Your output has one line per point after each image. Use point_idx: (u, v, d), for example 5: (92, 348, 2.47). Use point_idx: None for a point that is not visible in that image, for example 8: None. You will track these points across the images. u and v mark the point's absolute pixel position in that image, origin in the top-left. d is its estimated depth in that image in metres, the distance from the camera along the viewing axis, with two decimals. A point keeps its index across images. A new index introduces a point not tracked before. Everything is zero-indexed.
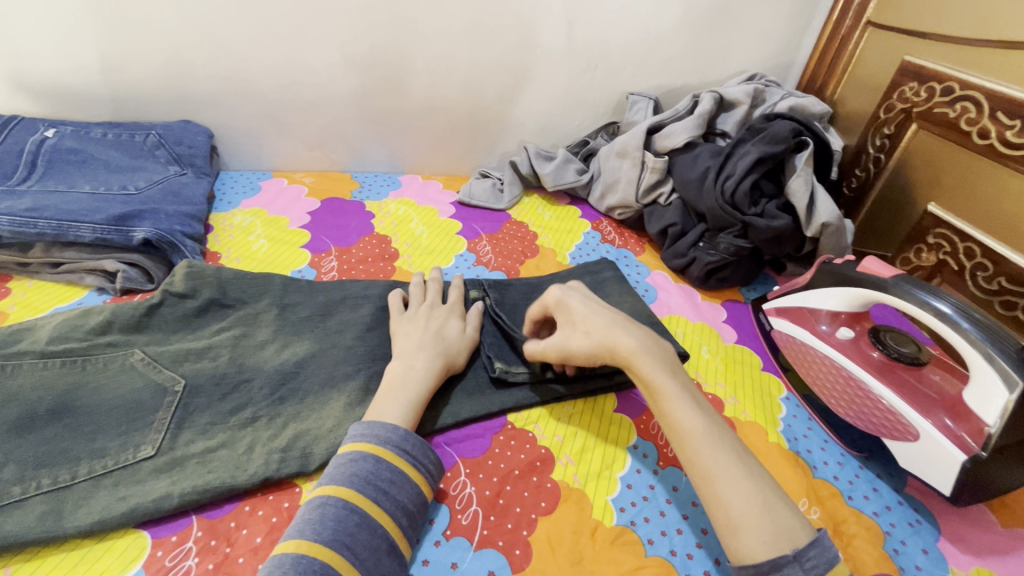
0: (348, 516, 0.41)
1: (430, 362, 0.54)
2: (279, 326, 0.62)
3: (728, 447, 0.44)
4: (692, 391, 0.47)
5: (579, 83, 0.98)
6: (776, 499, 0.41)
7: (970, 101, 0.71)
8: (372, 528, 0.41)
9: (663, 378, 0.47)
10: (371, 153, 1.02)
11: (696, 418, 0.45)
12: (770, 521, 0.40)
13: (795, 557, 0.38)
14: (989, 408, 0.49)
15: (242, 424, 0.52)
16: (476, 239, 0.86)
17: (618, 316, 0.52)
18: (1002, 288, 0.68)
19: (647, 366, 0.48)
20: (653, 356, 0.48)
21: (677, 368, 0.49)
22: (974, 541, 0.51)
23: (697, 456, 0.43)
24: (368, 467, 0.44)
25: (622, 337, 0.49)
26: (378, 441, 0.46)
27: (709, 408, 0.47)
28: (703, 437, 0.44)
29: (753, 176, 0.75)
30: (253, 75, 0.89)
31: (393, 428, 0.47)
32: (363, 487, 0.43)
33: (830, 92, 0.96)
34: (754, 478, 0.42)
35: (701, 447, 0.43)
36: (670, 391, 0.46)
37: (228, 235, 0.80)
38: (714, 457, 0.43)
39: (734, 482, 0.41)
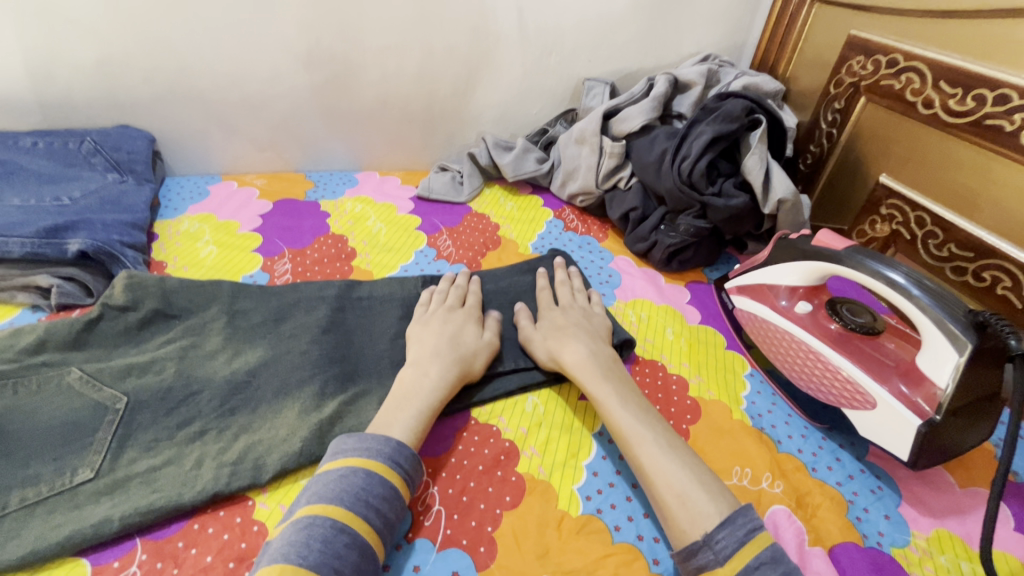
0: (336, 536, 0.38)
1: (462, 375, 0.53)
2: (229, 333, 0.59)
3: (652, 443, 0.47)
4: (626, 396, 0.52)
5: (535, 71, 0.97)
6: (696, 488, 0.43)
7: (914, 72, 0.72)
8: (361, 550, 0.39)
9: (597, 387, 0.52)
10: (327, 152, 0.99)
11: (627, 418, 0.49)
12: (686, 509, 0.42)
13: (705, 540, 0.40)
14: (942, 371, 0.49)
15: (189, 439, 0.50)
16: (436, 234, 0.84)
17: (575, 329, 0.59)
18: (953, 254, 0.69)
19: (585, 376, 0.54)
20: (591, 367, 0.54)
21: (617, 375, 0.54)
22: (934, 504, 0.52)
23: (627, 454, 0.47)
24: (358, 482, 0.42)
25: (567, 350, 0.57)
26: (369, 454, 0.44)
27: (642, 408, 0.50)
28: (629, 435, 0.48)
29: (709, 156, 0.75)
30: (196, 76, 0.85)
31: (387, 439, 0.46)
32: (354, 505, 0.41)
33: (782, 70, 0.97)
34: (677, 468, 0.45)
35: (629, 445, 0.47)
36: (603, 398, 0.51)
37: (174, 243, 0.77)
38: (639, 454, 0.46)
39: (655, 475, 0.45)
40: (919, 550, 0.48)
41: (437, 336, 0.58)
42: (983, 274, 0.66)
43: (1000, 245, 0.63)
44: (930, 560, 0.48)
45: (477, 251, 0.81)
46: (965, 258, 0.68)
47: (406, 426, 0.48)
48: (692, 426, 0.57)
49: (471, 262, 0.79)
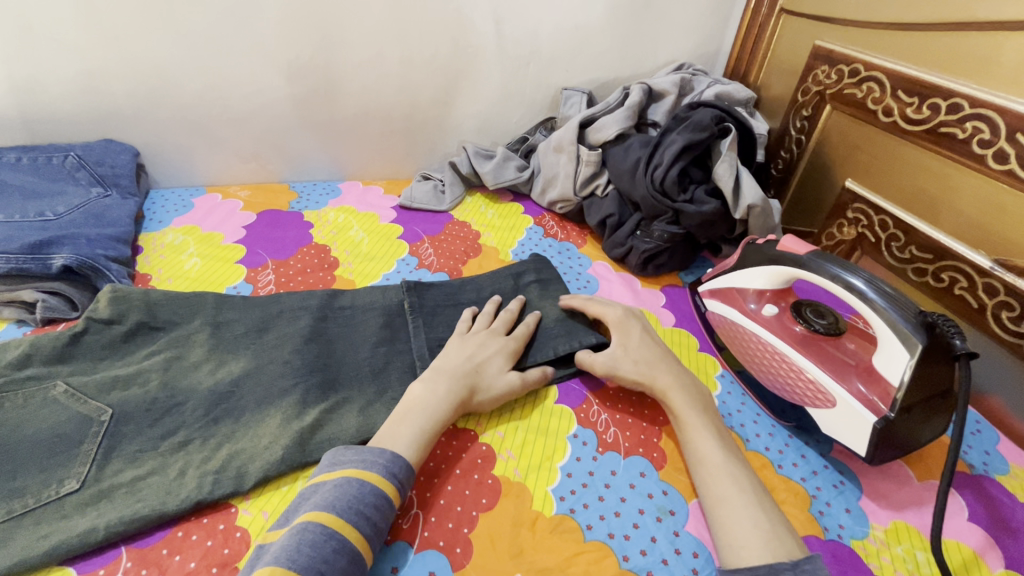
0: (326, 541, 0.40)
1: (450, 388, 0.55)
2: (213, 345, 0.61)
3: (742, 480, 0.49)
4: (717, 430, 0.54)
5: (514, 81, 0.99)
6: (784, 528, 0.45)
7: (874, 81, 0.75)
8: (350, 555, 0.40)
9: (689, 415, 0.55)
10: (310, 162, 1.01)
11: (718, 452, 0.51)
12: (771, 540, 0.44)
13: (792, 564, 0.41)
14: (895, 370, 0.52)
15: (174, 449, 0.51)
16: (418, 243, 0.86)
17: (665, 357, 0.60)
18: (914, 256, 0.72)
19: (679, 404, 0.56)
20: (687, 396, 0.56)
21: (709, 411, 0.56)
22: (893, 497, 0.55)
23: (712, 481, 0.49)
24: (352, 491, 0.44)
25: (662, 374, 0.58)
26: (365, 465, 0.46)
27: (732, 446, 0.53)
28: (720, 467, 0.50)
29: (680, 164, 0.77)
30: (179, 90, 0.86)
31: (383, 451, 0.47)
32: (347, 512, 0.42)
33: (754, 78, 1.00)
34: (763, 507, 0.47)
35: (717, 476, 0.49)
36: (695, 428, 0.54)
37: (158, 255, 0.78)
38: (727, 485, 0.48)
39: (742, 508, 0.47)
40: (877, 542, 0.51)
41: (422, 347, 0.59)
42: (941, 275, 0.69)
43: (957, 247, 0.66)
44: (886, 551, 0.50)
45: (458, 259, 0.83)
46: (925, 260, 0.70)
47: (385, 434, 0.50)
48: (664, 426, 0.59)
49: (452, 270, 0.80)
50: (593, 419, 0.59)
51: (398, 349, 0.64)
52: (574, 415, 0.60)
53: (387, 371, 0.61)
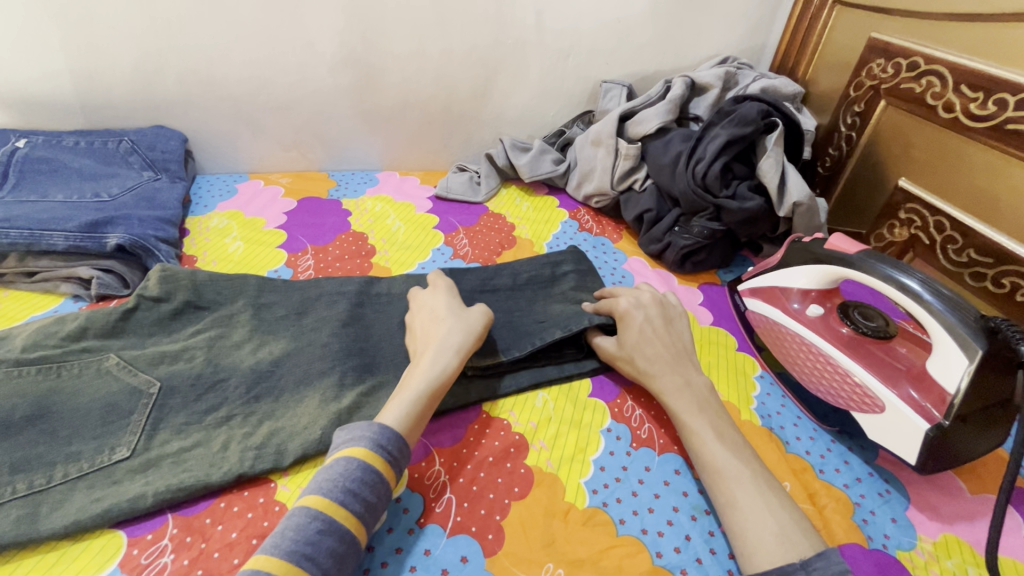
0: (310, 523, 0.40)
1: (432, 359, 0.53)
2: (255, 325, 0.63)
3: (749, 480, 0.46)
4: (720, 427, 0.51)
5: (553, 73, 0.98)
6: (795, 531, 0.42)
7: (935, 75, 0.71)
8: (338, 534, 0.40)
9: (690, 416, 0.52)
10: (349, 152, 1.02)
11: (721, 452, 0.49)
12: (783, 546, 0.41)
13: (801, 566, 0.40)
14: (950, 376, 0.49)
15: (217, 423, 0.53)
16: (453, 233, 0.86)
17: (668, 353, 0.57)
18: (972, 260, 0.68)
19: (677, 406, 0.53)
20: (685, 395, 0.54)
21: (711, 406, 0.53)
22: (943, 509, 0.52)
23: (716, 486, 0.47)
24: (339, 469, 0.43)
25: (661, 374, 0.56)
26: (353, 441, 0.45)
27: (736, 444, 0.50)
28: (723, 470, 0.47)
29: (723, 158, 0.76)
30: (227, 77, 0.88)
31: (370, 425, 0.46)
32: (331, 491, 0.42)
33: (802, 73, 0.96)
34: (773, 509, 0.44)
35: (721, 479, 0.47)
36: (696, 429, 0.51)
37: (204, 238, 0.80)
38: (731, 488, 0.46)
39: (750, 512, 0.44)
40: (925, 554, 0.49)
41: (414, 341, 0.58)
42: (1002, 280, 0.65)
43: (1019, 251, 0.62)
44: (935, 564, 0.48)
45: (493, 250, 0.83)
46: (985, 264, 0.67)
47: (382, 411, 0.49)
48: None
49: (487, 260, 0.81)
50: (627, 414, 0.58)
51: None
52: (608, 409, 0.59)
53: None
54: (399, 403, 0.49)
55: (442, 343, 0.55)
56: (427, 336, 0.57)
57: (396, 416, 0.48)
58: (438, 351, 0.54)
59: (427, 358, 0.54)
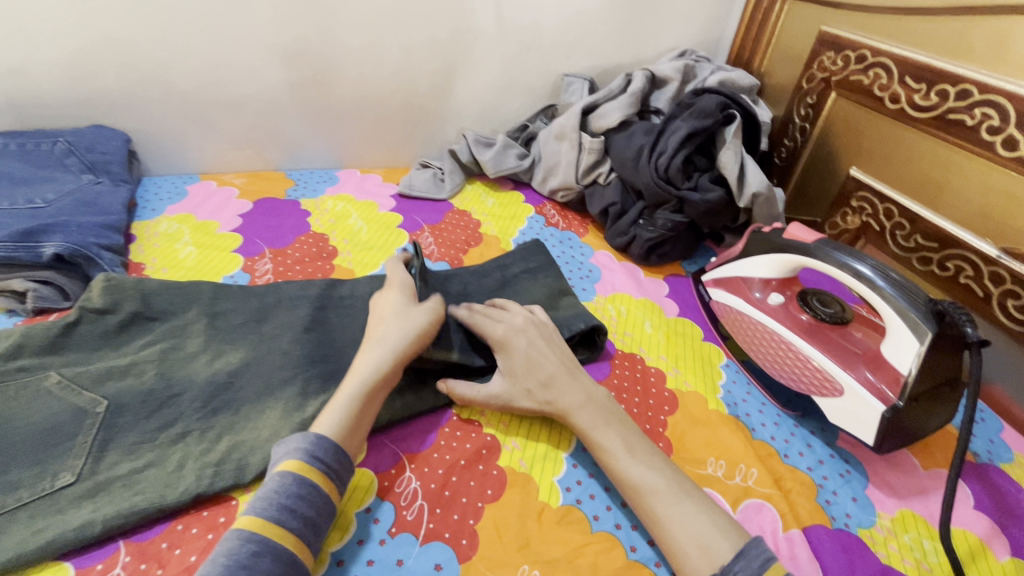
0: (242, 546, 0.37)
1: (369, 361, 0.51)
2: (210, 335, 0.60)
3: (665, 491, 0.46)
4: (629, 438, 0.50)
5: (514, 66, 0.97)
6: (717, 536, 0.42)
7: (881, 67, 0.74)
8: (275, 554, 0.38)
9: (599, 433, 0.50)
10: (306, 150, 0.99)
11: (634, 468, 0.47)
12: (710, 557, 0.41)
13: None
14: (905, 358, 0.52)
15: (171, 441, 0.50)
16: (418, 231, 0.84)
17: (563, 366, 0.55)
18: (919, 245, 0.71)
19: (585, 424, 0.51)
20: (592, 410, 0.52)
21: (617, 418, 0.52)
22: (898, 485, 0.55)
23: (638, 504, 0.46)
24: (274, 486, 0.41)
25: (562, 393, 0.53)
26: (288, 454, 0.44)
27: (648, 454, 0.49)
28: (640, 486, 0.46)
29: (685, 151, 0.76)
30: (171, 74, 0.84)
31: (304, 436, 0.45)
32: (266, 510, 0.40)
33: (757, 65, 0.98)
34: (696, 517, 0.44)
35: (638, 495, 0.46)
36: (606, 446, 0.49)
37: (152, 244, 0.76)
38: (652, 504, 0.45)
39: (674, 526, 0.44)
40: (884, 530, 0.51)
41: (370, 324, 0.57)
42: (947, 263, 0.68)
43: (962, 234, 0.65)
44: (893, 539, 0.50)
45: (459, 248, 0.82)
46: (930, 249, 0.70)
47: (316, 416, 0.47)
48: (670, 417, 0.59)
49: (453, 259, 0.79)
50: None
51: None
52: None
53: None
54: (331, 413, 0.47)
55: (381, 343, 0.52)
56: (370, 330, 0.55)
57: (329, 424, 0.46)
58: (373, 354, 0.51)
59: (363, 357, 0.51)
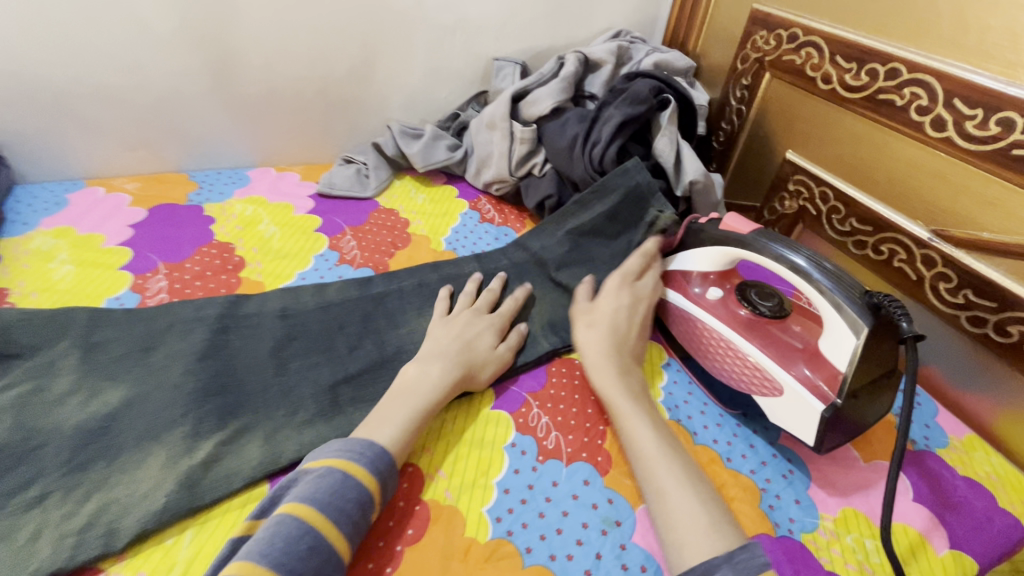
0: (301, 537, 0.38)
1: (445, 372, 0.53)
2: (83, 372, 0.52)
3: (680, 465, 0.47)
4: (650, 414, 0.52)
5: (440, 51, 0.90)
6: (724, 520, 0.43)
7: (813, 46, 0.71)
8: (325, 555, 0.38)
9: (624, 402, 0.52)
10: (213, 148, 0.89)
11: (650, 438, 0.49)
12: (715, 534, 0.42)
13: (728, 556, 0.40)
14: (843, 355, 0.49)
15: (27, 506, 0.42)
16: (339, 235, 0.77)
17: (621, 345, 0.59)
18: (854, 229, 0.70)
19: (613, 392, 0.53)
20: (623, 382, 0.54)
21: (643, 397, 0.54)
22: (840, 482, 0.53)
23: (647, 472, 0.47)
24: (334, 482, 0.41)
25: (605, 365, 0.56)
26: (350, 456, 0.43)
27: (667, 432, 0.51)
28: (656, 456, 0.48)
29: (619, 142, 0.73)
30: (37, 67, 0.73)
31: (370, 443, 0.45)
32: (325, 505, 0.40)
33: (692, 46, 0.95)
34: (703, 499, 0.45)
35: (654, 469, 0.47)
36: (627, 415, 0.51)
37: (21, 265, 0.66)
38: (661, 475, 0.46)
39: (683, 500, 0.44)
40: (827, 533, 0.49)
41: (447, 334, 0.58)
42: (881, 247, 0.67)
43: (894, 217, 0.64)
44: (836, 542, 0.48)
45: (384, 252, 0.75)
46: (865, 233, 0.68)
47: (374, 423, 0.47)
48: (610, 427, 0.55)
49: (377, 264, 0.73)
50: (533, 425, 0.54)
51: (313, 361, 0.56)
52: (513, 422, 0.54)
53: (298, 390, 0.53)
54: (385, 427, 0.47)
55: (460, 360, 0.54)
56: (443, 342, 0.56)
57: (384, 437, 0.46)
58: (443, 370, 0.53)
59: (438, 369, 0.53)
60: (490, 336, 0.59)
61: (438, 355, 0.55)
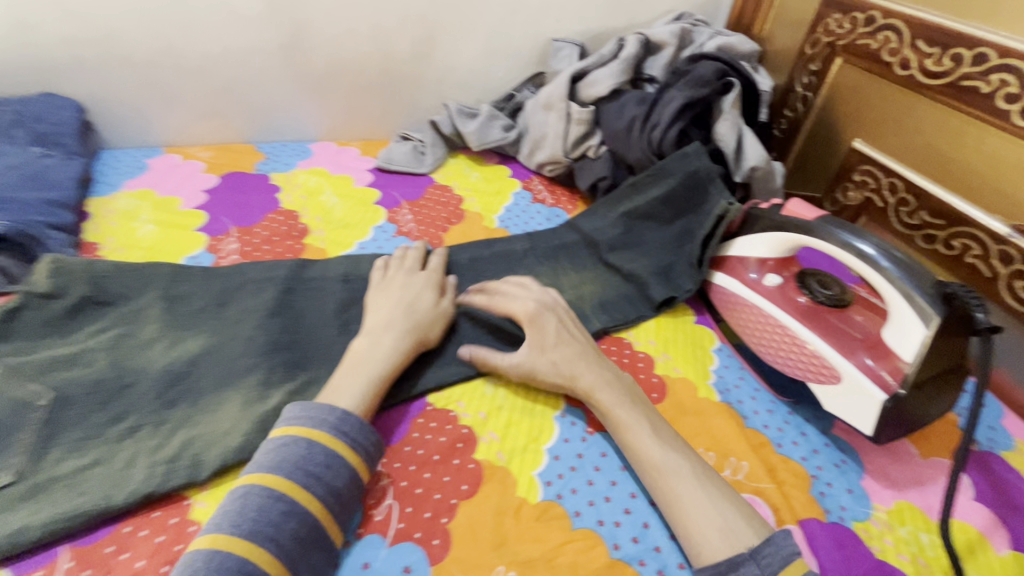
0: (272, 504, 0.38)
1: (398, 340, 0.52)
2: (167, 321, 0.56)
3: (687, 470, 0.45)
4: (649, 417, 0.49)
5: (500, 31, 0.91)
6: (739, 522, 0.41)
7: (892, 30, 0.69)
8: (300, 517, 0.38)
9: (620, 408, 0.49)
10: (279, 121, 0.92)
11: (653, 446, 0.46)
12: (732, 542, 0.40)
13: (749, 556, 0.39)
14: (909, 345, 0.48)
15: (121, 436, 0.46)
16: (396, 208, 0.79)
17: (586, 349, 0.54)
18: (923, 223, 0.67)
19: (607, 398, 0.50)
20: (614, 385, 0.51)
21: (640, 399, 0.51)
22: (896, 475, 0.52)
23: (656, 481, 0.45)
24: (298, 451, 0.41)
25: (588, 369, 0.52)
26: (312, 423, 0.43)
27: (669, 435, 0.48)
28: (663, 464, 0.45)
29: (679, 124, 0.73)
30: (126, 39, 0.78)
31: (332, 409, 0.44)
32: (293, 472, 0.40)
33: (758, 30, 0.92)
34: (717, 502, 0.43)
35: (662, 478, 0.45)
36: (626, 421, 0.48)
37: (108, 222, 0.71)
38: (671, 484, 0.44)
39: (695, 507, 0.42)
40: (880, 524, 0.48)
41: (393, 304, 0.56)
42: (952, 242, 0.64)
43: (970, 211, 0.62)
44: (889, 533, 0.48)
45: (439, 226, 0.77)
46: (936, 226, 0.66)
47: (332, 388, 0.47)
48: (658, 405, 0.56)
49: (433, 238, 0.75)
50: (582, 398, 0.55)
51: None
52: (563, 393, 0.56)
53: None
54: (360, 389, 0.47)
55: (409, 327, 0.53)
56: (412, 312, 0.55)
57: (351, 400, 0.46)
58: (396, 339, 0.52)
59: (392, 340, 0.51)
60: (431, 294, 0.58)
61: (388, 323, 0.53)
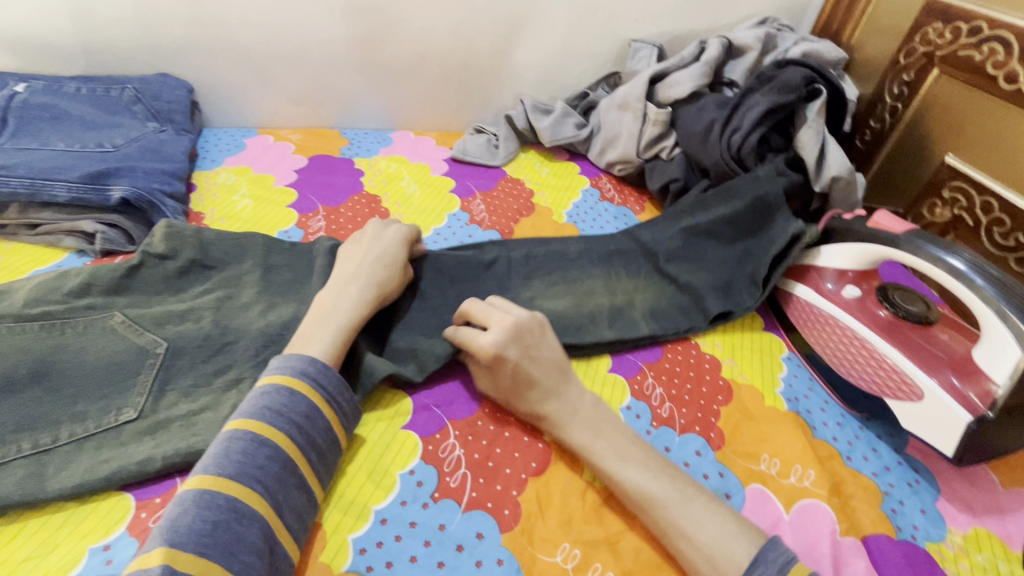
0: (258, 449, 0.39)
1: (362, 292, 0.52)
2: (264, 287, 0.61)
3: (671, 499, 0.43)
4: (624, 444, 0.47)
5: (580, 30, 0.92)
6: (728, 544, 0.40)
7: (1000, 42, 0.66)
8: (283, 462, 0.40)
9: (591, 441, 0.47)
10: (361, 108, 0.97)
11: (632, 478, 0.44)
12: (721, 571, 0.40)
13: None
14: (1001, 368, 0.47)
15: (226, 386, 0.51)
16: (469, 197, 0.82)
17: (551, 375, 0.50)
18: (1019, 244, 0.65)
19: (575, 432, 0.47)
20: (579, 415, 0.48)
21: (609, 423, 0.48)
22: (973, 501, 0.50)
23: (643, 515, 0.44)
24: (281, 399, 0.42)
25: (550, 402, 0.49)
26: (292, 372, 0.44)
27: (646, 460, 0.46)
28: (646, 497, 0.43)
29: (761, 129, 0.72)
30: (235, 27, 0.84)
31: (310, 360, 0.45)
32: (275, 420, 0.41)
33: (847, 37, 0.89)
34: (705, 526, 0.41)
35: (647, 511, 0.43)
36: (597, 456, 0.46)
37: (211, 195, 0.77)
38: (655, 517, 0.43)
39: (683, 539, 0.41)
40: (954, 547, 0.47)
41: (356, 255, 0.56)
42: None
43: None
44: (964, 557, 0.46)
45: (510, 217, 0.79)
46: None
47: (301, 337, 0.47)
48: (724, 407, 0.56)
49: (504, 229, 0.77)
50: (648, 393, 0.56)
51: None
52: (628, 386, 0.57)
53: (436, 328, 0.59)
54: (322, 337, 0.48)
55: (371, 279, 0.53)
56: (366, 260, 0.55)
57: (318, 349, 0.47)
58: (361, 290, 0.52)
59: (352, 288, 0.52)
60: (403, 252, 0.58)
61: (353, 275, 0.53)
